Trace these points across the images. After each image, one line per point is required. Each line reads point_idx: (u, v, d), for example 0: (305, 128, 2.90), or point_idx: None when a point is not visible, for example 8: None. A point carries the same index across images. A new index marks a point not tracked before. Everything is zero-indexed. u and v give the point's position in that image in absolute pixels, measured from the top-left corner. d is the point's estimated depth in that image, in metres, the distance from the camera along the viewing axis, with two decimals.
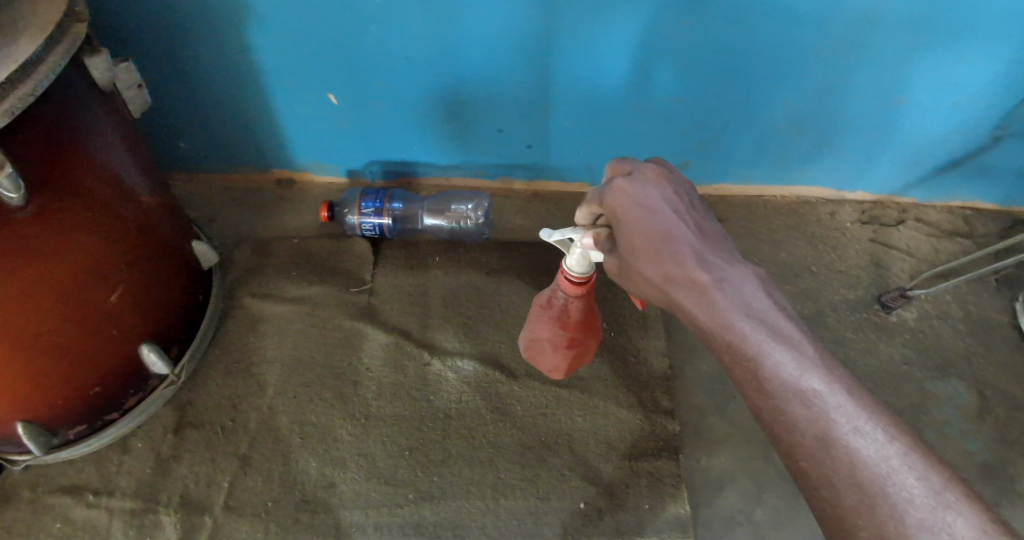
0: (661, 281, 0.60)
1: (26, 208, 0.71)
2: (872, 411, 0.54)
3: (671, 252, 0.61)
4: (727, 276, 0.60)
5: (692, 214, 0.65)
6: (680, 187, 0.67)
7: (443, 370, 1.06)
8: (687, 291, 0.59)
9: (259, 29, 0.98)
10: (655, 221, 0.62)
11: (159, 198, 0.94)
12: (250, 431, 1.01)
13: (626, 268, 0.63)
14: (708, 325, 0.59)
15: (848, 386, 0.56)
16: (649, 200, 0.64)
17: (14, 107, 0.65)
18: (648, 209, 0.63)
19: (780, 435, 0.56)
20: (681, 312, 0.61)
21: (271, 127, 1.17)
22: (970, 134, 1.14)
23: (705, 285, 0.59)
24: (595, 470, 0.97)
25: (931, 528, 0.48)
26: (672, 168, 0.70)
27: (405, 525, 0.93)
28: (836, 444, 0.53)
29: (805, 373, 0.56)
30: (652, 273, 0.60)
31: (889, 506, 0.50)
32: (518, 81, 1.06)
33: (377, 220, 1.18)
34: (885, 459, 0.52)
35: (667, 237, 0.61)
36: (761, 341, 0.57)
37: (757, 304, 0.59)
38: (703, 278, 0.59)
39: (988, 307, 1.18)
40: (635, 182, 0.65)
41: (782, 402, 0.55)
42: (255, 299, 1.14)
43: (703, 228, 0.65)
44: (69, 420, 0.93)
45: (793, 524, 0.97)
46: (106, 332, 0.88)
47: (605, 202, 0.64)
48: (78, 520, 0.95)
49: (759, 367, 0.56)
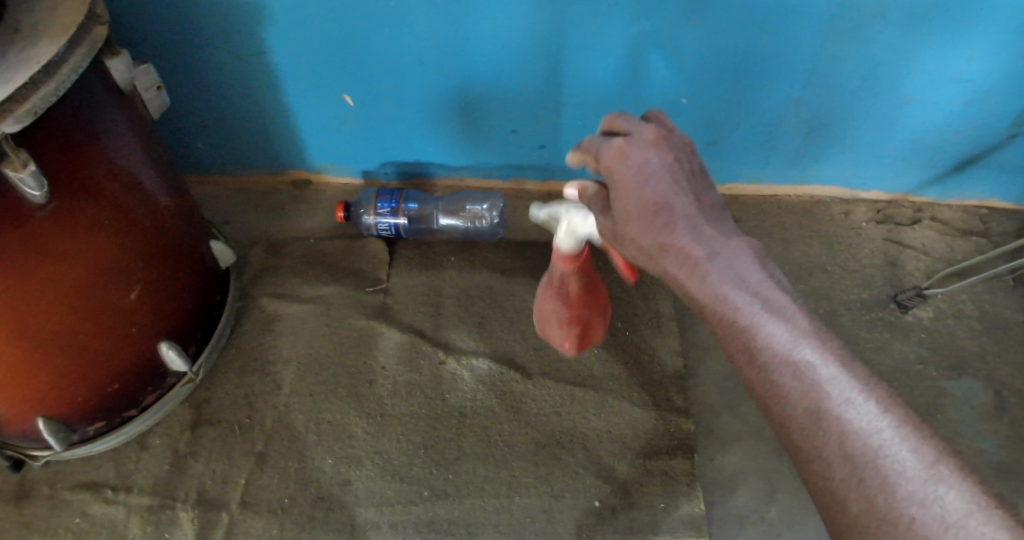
0: (654, 252, 0.61)
1: (46, 207, 0.72)
2: (866, 384, 0.54)
3: (665, 223, 0.60)
4: (722, 250, 0.60)
5: (691, 181, 0.64)
6: (681, 151, 0.65)
7: (458, 368, 1.07)
8: (680, 264, 0.60)
9: (273, 32, 0.99)
10: (650, 185, 0.62)
11: (177, 198, 0.96)
12: (266, 429, 1.02)
13: (620, 235, 0.64)
14: (700, 298, 0.60)
15: (841, 356, 0.56)
16: (647, 166, 0.62)
17: (37, 106, 0.67)
18: (645, 174, 0.62)
19: (771, 406, 0.57)
20: (673, 283, 0.62)
21: (286, 128, 1.18)
22: (984, 132, 1.13)
23: (698, 259, 0.59)
24: (608, 469, 0.97)
25: (922, 501, 0.48)
26: (677, 130, 0.68)
27: (419, 522, 0.94)
28: (828, 416, 0.53)
29: (797, 344, 0.56)
30: (645, 243, 0.61)
31: (881, 480, 0.50)
32: (529, 81, 1.06)
33: (393, 220, 1.19)
34: (877, 431, 0.52)
35: (663, 205, 0.61)
36: (751, 314, 0.58)
37: (751, 277, 0.59)
38: (697, 252, 0.59)
39: (1005, 306, 1.17)
40: (633, 144, 0.64)
41: (773, 374, 0.56)
42: (270, 299, 1.15)
43: (702, 198, 0.63)
44: (88, 417, 0.94)
45: (807, 523, 0.96)
46: (125, 330, 0.89)
47: (602, 160, 0.65)
48: (96, 516, 0.96)
49: (751, 339, 0.57)
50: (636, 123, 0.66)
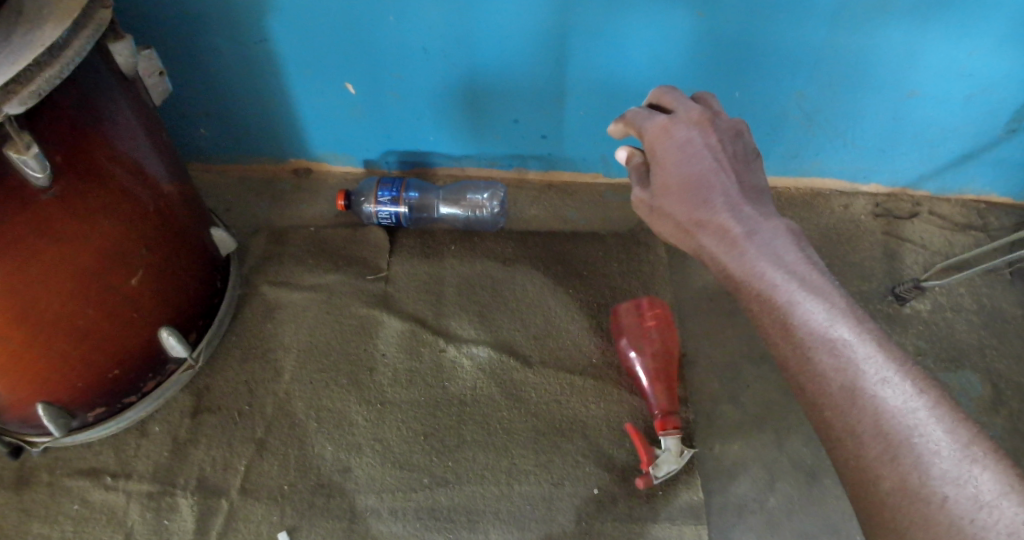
0: (691, 226, 0.68)
1: (49, 190, 0.72)
2: (902, 364, 0.57)
3: (704, 200, 0.67)
4: (759, 229, 0.65)
5: (733, 163, 0.69)
6: (724, 134, 0.71)
7: (458, 356, 1.07)
8: (717, 239, 0.66)
9: (276, 19, 0.99)
10: (689, 161, 0.69)
11: (180, 186, 0.96)
12: (267, 416, 1.02)
13: (657, 210, 0.71)
14: (737, 273, 0.65)
15: (877, 338, 0.59)
16: (689, 147, 0.69)
17: (41, 88, 0.66)
18: (687, 152, 0.69)
19: (805, 384, 0.61)
20: (710, 258, 0.68)
21: (288, 117, 1.18)
22: (984, 127, 1.14)
23: (735, 235, 0.65)
24: (608, 457, 0.98)
25: (956, 479, 0.51)
26: (724, 114, 0.73)
27: (419, 509, 0.94)
28: (863, 394, 0.57)
29: (835, 323, 0.60)
30: (682, 216, 0.68)
31: (914, 457, 0.53)
32: (533, 72, 1.07)
33: (394, 208, 1.19)
34: (911, 410, 0.55)
35: (701, 185, 0.68)
36: (790, 293, 0.62)
37: (788, 257, 0.64)
38: (734, 229, 0.65)
39: (1003, 299, 1.18)
40: (678, 124, 0.71)
41: (810, 352, 0.60)
42: (272, 287, 1.15)
43: (742, 179, 0.69)
44: (89, 403, 0.94)
45: (806, 512, 0.97)
46: (126, 315, 0.89)
47: (646, 136, 0.72)
48: (96, 502, 0.96)
49: (788, 315, 0.62)
50: (684, 103, 0.73)
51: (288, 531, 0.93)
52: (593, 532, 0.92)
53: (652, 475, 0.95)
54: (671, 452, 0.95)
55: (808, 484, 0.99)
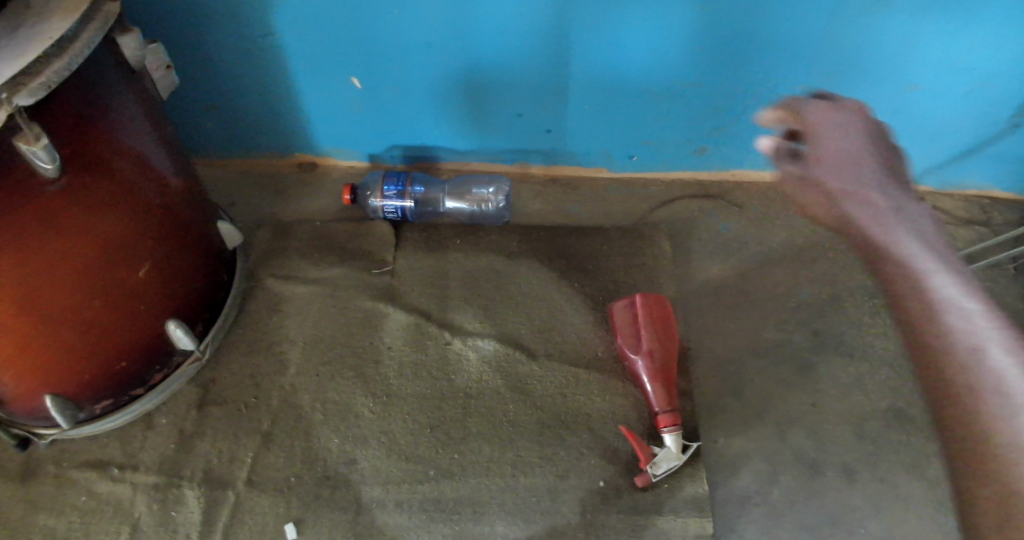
0: (839, 195, 0.68)
1: (57, 182, 0.73)
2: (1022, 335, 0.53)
3: (854, 171, 0.69)
4: (906, 208, 0.65)
5: (874, 146, 0.72)
6: (873, 126, 0.75)
7: (463, 349, 1.07)
8: (865, 210, 0.65)
9: (281, 13, 0.99)
10: (835, 137, 0.72)
11: (186, 180, 0.96)
12: (272, 409, 1.03)
13: (812, 178, 0.70)
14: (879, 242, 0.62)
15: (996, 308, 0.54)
16: (844, 127, 0.73)
17: (50, 81, 0.67)
18: (845, 133, 0.73)
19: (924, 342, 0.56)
20: (856, 230, 0.65)
21: (293, 111, 1.19)
22: (987, 122, 1.14)
23: (884, 209, 0.65)
24: (612, 449, 0.99)
25: None
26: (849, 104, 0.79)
27: (425, 501, 0.95)
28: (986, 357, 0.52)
29: (969, 291, 0.55)
30: (834, 187, 0.69)
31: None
32: (537, 67, 1.07)
33: (399, 202, 1.21)
34: None
35: (862, 162, 0.69)
36: (931, 268, 0.57)
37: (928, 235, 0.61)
38: (882, 202, 0.65)
39: (1007, 294, 1.18)
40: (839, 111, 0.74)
41: (936, 311, 0.55)
42: (277, 280, 1.15)
43: (888, 166, 0.71)
44: (96, 395, 0.95)
45: (809, 505, 0.97)
46: (133, 307, 0.90)
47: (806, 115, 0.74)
48: (102, 494, 0.97)
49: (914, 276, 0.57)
50: (841, 101, 0.78)
51: (294, 522, 0.94)
52: (598, 524, 0.93)
53: (651, 473, 0.95)
54: (671, 449, 0.96)
55: (811, 477, 1.00)
